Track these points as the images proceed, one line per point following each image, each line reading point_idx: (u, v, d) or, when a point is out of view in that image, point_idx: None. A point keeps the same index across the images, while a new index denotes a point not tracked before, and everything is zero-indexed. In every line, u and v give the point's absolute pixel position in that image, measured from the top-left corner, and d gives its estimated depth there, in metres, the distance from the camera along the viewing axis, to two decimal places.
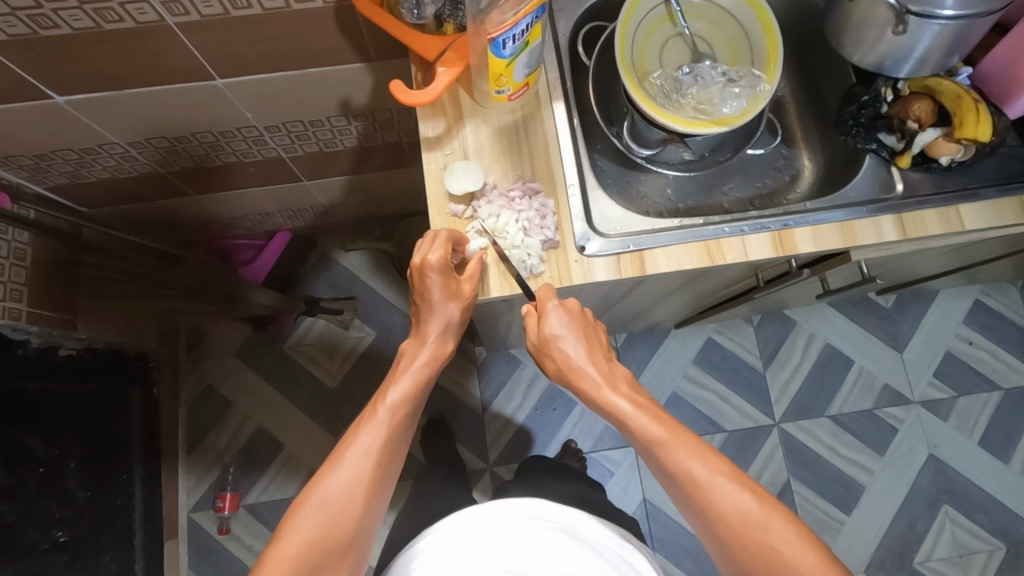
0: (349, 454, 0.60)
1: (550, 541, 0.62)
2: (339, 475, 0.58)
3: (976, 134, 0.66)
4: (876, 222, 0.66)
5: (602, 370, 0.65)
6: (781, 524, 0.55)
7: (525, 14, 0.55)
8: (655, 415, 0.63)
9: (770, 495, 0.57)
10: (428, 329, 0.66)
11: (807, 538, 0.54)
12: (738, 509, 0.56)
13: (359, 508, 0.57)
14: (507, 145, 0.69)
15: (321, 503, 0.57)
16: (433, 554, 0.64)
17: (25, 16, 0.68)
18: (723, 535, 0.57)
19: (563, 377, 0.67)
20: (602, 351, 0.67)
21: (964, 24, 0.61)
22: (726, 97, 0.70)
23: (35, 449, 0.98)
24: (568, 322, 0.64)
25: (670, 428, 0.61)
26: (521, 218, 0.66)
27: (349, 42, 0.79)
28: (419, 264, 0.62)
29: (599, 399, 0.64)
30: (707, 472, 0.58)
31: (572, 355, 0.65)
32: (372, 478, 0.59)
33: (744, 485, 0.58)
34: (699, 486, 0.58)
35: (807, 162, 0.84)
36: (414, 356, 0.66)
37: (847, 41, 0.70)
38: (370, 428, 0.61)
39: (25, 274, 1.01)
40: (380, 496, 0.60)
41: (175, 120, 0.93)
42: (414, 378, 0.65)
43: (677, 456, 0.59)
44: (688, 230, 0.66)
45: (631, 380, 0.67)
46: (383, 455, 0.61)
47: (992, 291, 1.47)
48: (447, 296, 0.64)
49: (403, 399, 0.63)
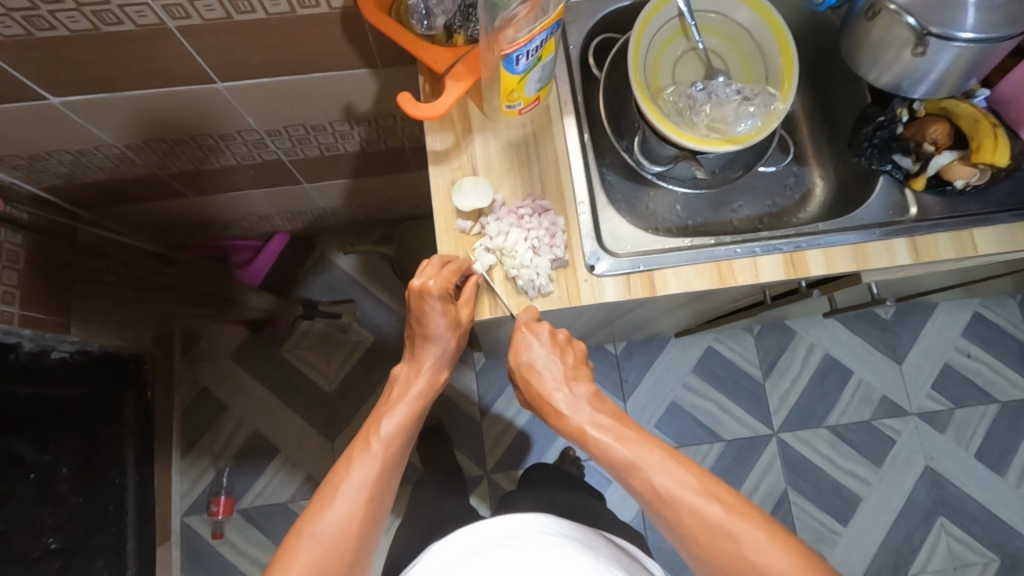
0: (342, 487, 0.58)
1: (558, 552, 0.61)
2: (333, 509, 0.57)
3: (992, 159, 0.65)
4: (889, 245, 0.66)
5: (566, 394, 0.65)
6: (750, 531, 0.53)
7: (540, 31, 0.54)
8: (618, 435, 0.62)
9: (740, 502, 0.56)
10: (424, 356, 0.65)
11: (781, 543, 0.52)
12: (705, 522, 0.55)
13: (354, 543, 0.56)
14: (515, 161, 0.68)
15: (314, 539, 0.55)
16: (437, 569, 0.61)
17: (21, 17, 0.65)
18: (697, 550, 0.55)
19: (533, 403, 0.68)
20: (569, 369, 0.67)
21: (985, 48, 0.60)
22: (740, 116, 0.68)
23: (26, 455, 0.96)
24: (536, 348, 0.66)
25: (634, 446, 0.61)
26: (530, 237, 0.64)
27: (355, 48, 0.77)
28: (419, 290, 0.61)
29: (563, 423, 0.65)
30: (672, 486, 0.57)
31: (535, 382, 0.66)
32: (366, 512, 0.58)
33: (711, 495, 0.56)
34: (666, 503, 0.57)
35: (819, 180, 0.83)
36: (409, 383, 0.66)
37: (862, 59, 0.69)
38: (365, 460, 0.60)
39: (18, 277, 0.97)
40: (375, 529, 0.59)
41: (172, 123, 0.91)
42: (409, 407, 0.64)
43: (640, 474, 0.59)
44: (700, 250, 0.65)
45: (597, 395, 0.66)
46: (376, 488, 0.59)
47: (992, 304, 1.47)
48: (446, 324, 0.63)
49: (397, 429, 0.62)
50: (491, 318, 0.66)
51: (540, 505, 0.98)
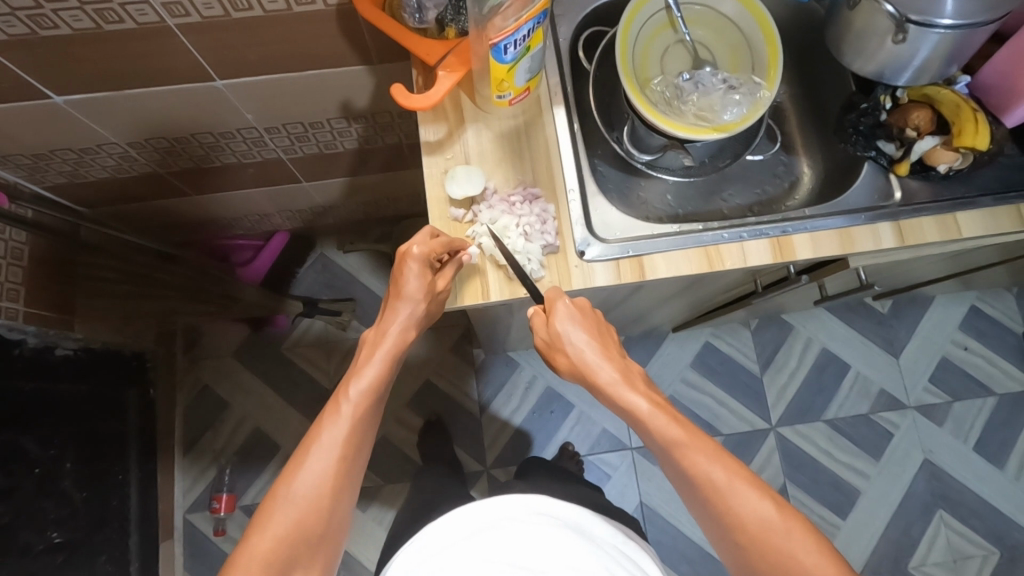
0: (313, 449, 0.59)
1: (553, 536, 0.62)
2: (305, 470, 0.58)
3: (974, 143, 0.67)
4: (874, 228, 0.67)
5: (617, 368, 0.63)
6: (800, 534, 0.55)
7: (527, 19, 0.55)
8: (672, 416, 0.61)
9: (788, 503, 0.57)
10: (392, 318, 0.64)
11: (828, 551, 0.54)
12: (758, 517, 0.56)
13: (328, 501, 0.57)
14: (507, 150, 0.69)
15: (289, 500, 0.57)
16: (433, 549, 0.63)
17: (25, 15, 0.67)
18: (739, 539, 0.56)
19: (574, 373, 0.65)
20: (611, 347, 0.65)
21: (963, 34, 0.61)
22: (727, 104, 0.70)
23: (31, 450, 0.97)
24: (579, 323, 0.63)
25: (688, 429, 0.60)
26: (521, 223, 0.66)
27: (351, 44, 0.79)
28: (401, 253, 0.62)
29: (615, 395, 0.62)
30: (728, 478, 0.57)
31: (586, 352, 0.63)
32: (339, 471, 0.59)
33: (763, 491, 0.57)
34: (718, 491, 0.57)
35: (806, 168, 0.84)
36: (376, 344, 0.64)
37: (847, 49, 0.70)
38: (335, 422, 0.60)
39: (22, 274, 1.00)
40: (350, 486, 0.60)
41: (174, 121, 0.92)
42: (377, 370, 0.63)
43: (696, 460, 0.58)
44: (688, 236, 0.67)
45: (644, 378, 0.65)
46: (349, 449, 0.60)
47: (988, 297, 1.48)
48: (420, 286, 0.62)
49: (366, 391, 0.62)
50: (481, 303, 0.66)
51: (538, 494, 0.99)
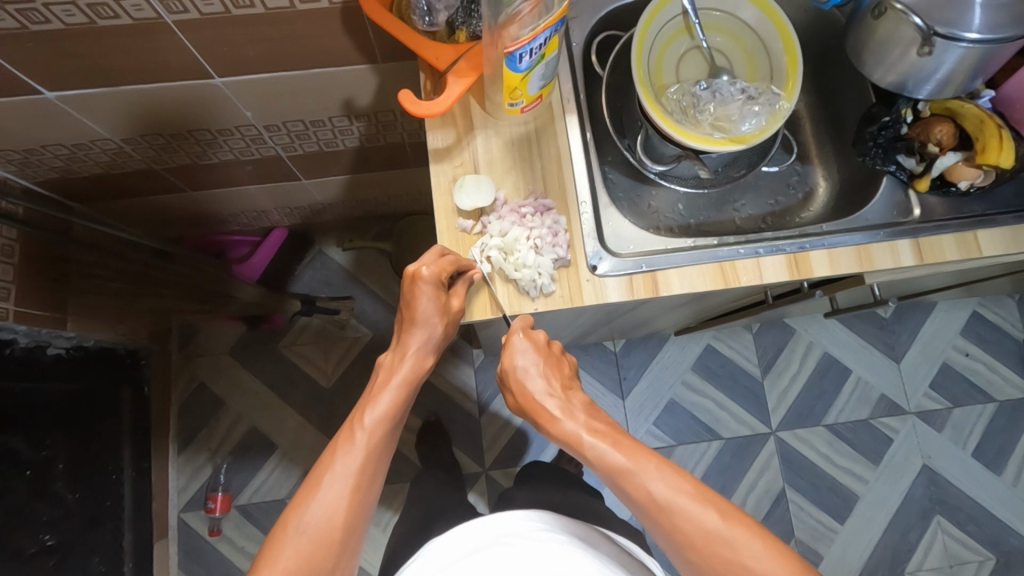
0: (327, 477, 0.58)
1: (558, 553, 0.60)
2: (318, 499, 0.56)
3: (998, 161, 0.65)
4: (893, 246, 0.65)
5: (560, 400, 0.64)
6: (749, 541, 0.53)
7: (544, 28, 0.53)
8: (614, 441, 0.60)
9: (735, 510, 0.55)
10: (411, 342, 0.64)
11: (778, 551, 0.52)
12: (704, 530, 0.54)
13: (340, 531, 0.56)
14: (517, 158, 0.67)
15: (300, 530, 0.55)
16: (438, 566, 0.60)
17: (15, 10, 0.64)
18: (693, 558, 0.54)
19: (520, 408, 0.67)
20: (563, 379, 0.66)
21: (991, 48, 0.59)
22: (745, 115, 0.68)
23: (22, 451, 0.95)
24: (530, 353, 0.65)
25: (630, 453, 0.59)
26: (532, 236, 0.64)
27: (354, 42, 0.76)
28: (412, 274, 0.61)
29: (556, 431, 0.63)
30: (671, 494, 0.56)
31: (529, 386, 0.65)
32: (352, 500, 0.57)
33: (709, 502, 0.56)
34: (662, 509, 0.56)
35: (821, 180, 0.83)
36: (394, 369, 0.65)
37: (867, 58, 0.68)
38: (349, 450, 0.59)
39: (13, 271, 0.97)
40: (364, 516, 0.59)
41: (171, 119, 0.90)
42: (394, 395, 0.63)
43: (638, 481, 0.57)
44: (703, 251, 0.65)
45: (590, 406, 0.65)
46: (362, 477, 0.59)
47: (991, 303, 1.47)
48: (436, 309, 0.62)
49: (381, 417, 0.61)
50: (490, 317, 0.65)
51: (542, 498, 0.97)
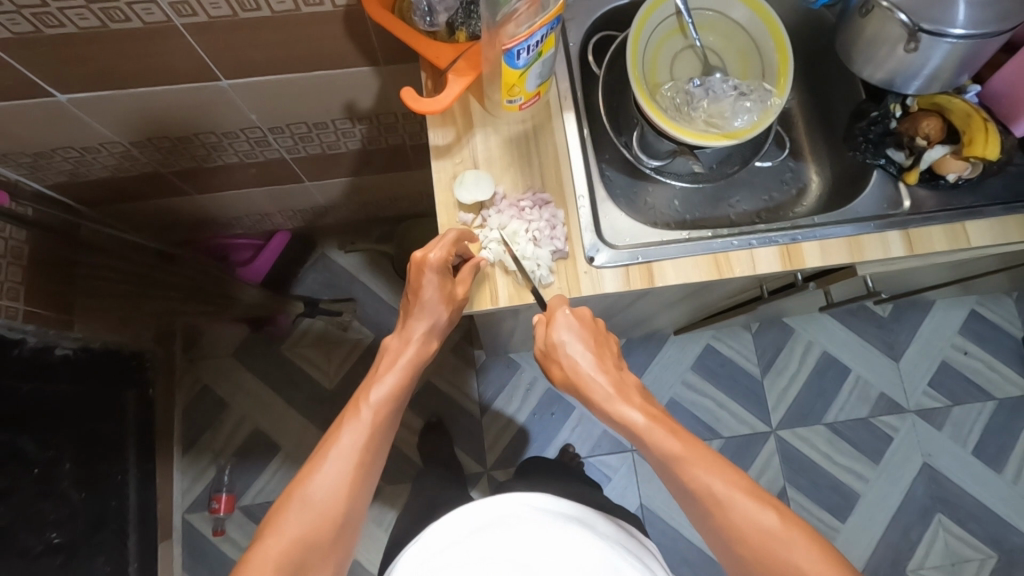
0: (331, 452, 0.59)
1: (556, 532, 0.61)
2: (322, 474, 0.58)
3: (984, 152, 0.66)
4: (883, 237, 0.67)
5: (612, 379, 0.64)
6: (804, 543, 0.53)
7: (541, 26, 0.55)
8: (669, 429, 0.61)
9: (792, 512, 0.55)
10: (416, 326, 0.66)
11: (831, 556, 0.53)
12: (759, 528, 0.54)
13: (342, 505, 0.57)
14: (515, 155, 0.69)
15: (304, 503, 0.56)
16: (437, 548, 0.61)
17: (30, 14, 0.67)
18: (745, 555, 0.55)
19: (568, 387, 0.66)
20: (611, 359, 0.66)
21: (976, 43, 0.61)
22: (737, 111, 0.70)
23: (30, 450, 0.97)
24: (577, 330, 0.64)
25: (688, 444, 0.60)
26: (531, 229, 0.66)
27: (358, 45, 0.78)
28: (419, 260, 0.62)
29: (611, 410, 0.63)
30: (728, 489, 0.57)
31: (580, 362, 0.64)
32: (356, 476, 0.59)
33: (764, 501, 0.56)
34: (718, 503, 0.56)
35: (814, 176, 0.84)
36: (399, 353, 0.66)
37: (857, 57, 0.70)
38: (354, 428, 0.61)
39: (22, 273, 0.98)
40: (365, 493, 0.60)
41: (176, 121, 0.92)
42: (398, 377, 0.64)
43: (695, 473, 0.58)
44: (697, 243, 0.67)
45: (641, 390, 0.66)
46: (366, 455, 0.60)
47: (988, 302, 1.48)
48: (441, 296, 0.63)
49: (386, 398, 0.63)
50: (488, 309, 0.66)
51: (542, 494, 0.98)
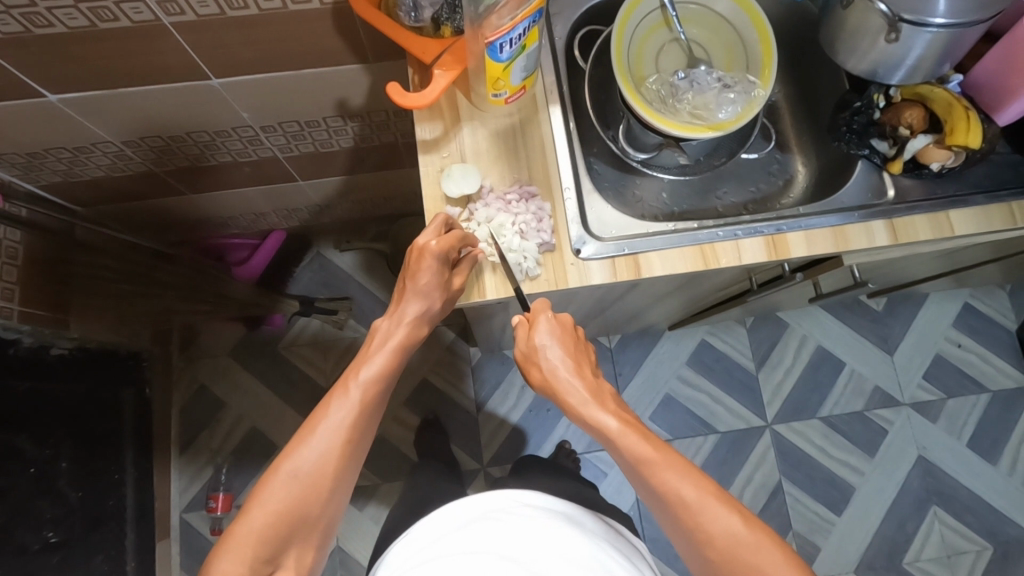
0: (320, 428, 0.60)
1: (542, 526, 0.61)
2: (310, 448, 0.58)
3: (966, 141, 0.67)
4: (867, 227, 0.67)
5: (589, 384, 0.64)
6: (771, 549, 0.53)
7: (522, 18, 0.55)
8: (642, 434, 0.61)
9: (759, 518, 0.55)
10: (408, 308, 0.65)
11: (796, 561, 0.53)
12: (727, 533, 0.54)
13: (330, 479, 0.58)
14: (503, 148, 0.70)
15: (292, 475, 0.57)
16: (423, 543, 0.62)
17: (19, 14, 0.67)
18: (713, 559, 0.55)
19: (545, 391, 0.66)
20: (587, 365, 0.66)
21: (956, 33, 0.62)
22: (721, 103, 0.70)
23: (26, 449, 0.97)
24: (555, 334, 0.65)
25: (660, 449, 0.59)
26: (517, 222, 0.66)
27: (347, 42, 0.79)
28: (420, 248, 0.61)
29: (586, 414, 0.63)
30: (699, 495, 0.56)
31: (557, 366, 0.64)
32: (343, 452, 0.59)
33: (733, 507, 0.56)
34: (688, 509, 0.56)
35: (800, 167, 0.85)
36: (390, 333, 0.65)
37: (840, 47, 0.70)
38: (342, 404, 0.61)
39: (18, 273, 0.98)
40: (352, 468, 0.61)
41: (168, 121, 0.92)
42: (388, 357, 0.64)
43: (665, 477, 0.57)
44: (683, 234, 0.67)
45: (617, 398, 0.66)
46: (354, 432, 0.60)
47: (981, 294, 1.48)
48: (436, 283, 0.63)
49: (375, 376, 0.63)
50: (477, 301, 0.67)
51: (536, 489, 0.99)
